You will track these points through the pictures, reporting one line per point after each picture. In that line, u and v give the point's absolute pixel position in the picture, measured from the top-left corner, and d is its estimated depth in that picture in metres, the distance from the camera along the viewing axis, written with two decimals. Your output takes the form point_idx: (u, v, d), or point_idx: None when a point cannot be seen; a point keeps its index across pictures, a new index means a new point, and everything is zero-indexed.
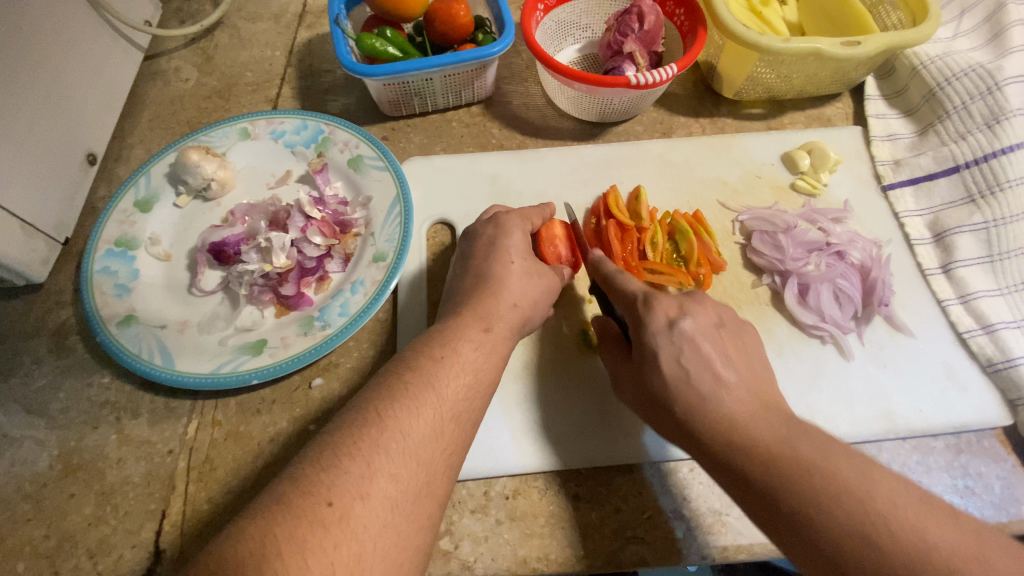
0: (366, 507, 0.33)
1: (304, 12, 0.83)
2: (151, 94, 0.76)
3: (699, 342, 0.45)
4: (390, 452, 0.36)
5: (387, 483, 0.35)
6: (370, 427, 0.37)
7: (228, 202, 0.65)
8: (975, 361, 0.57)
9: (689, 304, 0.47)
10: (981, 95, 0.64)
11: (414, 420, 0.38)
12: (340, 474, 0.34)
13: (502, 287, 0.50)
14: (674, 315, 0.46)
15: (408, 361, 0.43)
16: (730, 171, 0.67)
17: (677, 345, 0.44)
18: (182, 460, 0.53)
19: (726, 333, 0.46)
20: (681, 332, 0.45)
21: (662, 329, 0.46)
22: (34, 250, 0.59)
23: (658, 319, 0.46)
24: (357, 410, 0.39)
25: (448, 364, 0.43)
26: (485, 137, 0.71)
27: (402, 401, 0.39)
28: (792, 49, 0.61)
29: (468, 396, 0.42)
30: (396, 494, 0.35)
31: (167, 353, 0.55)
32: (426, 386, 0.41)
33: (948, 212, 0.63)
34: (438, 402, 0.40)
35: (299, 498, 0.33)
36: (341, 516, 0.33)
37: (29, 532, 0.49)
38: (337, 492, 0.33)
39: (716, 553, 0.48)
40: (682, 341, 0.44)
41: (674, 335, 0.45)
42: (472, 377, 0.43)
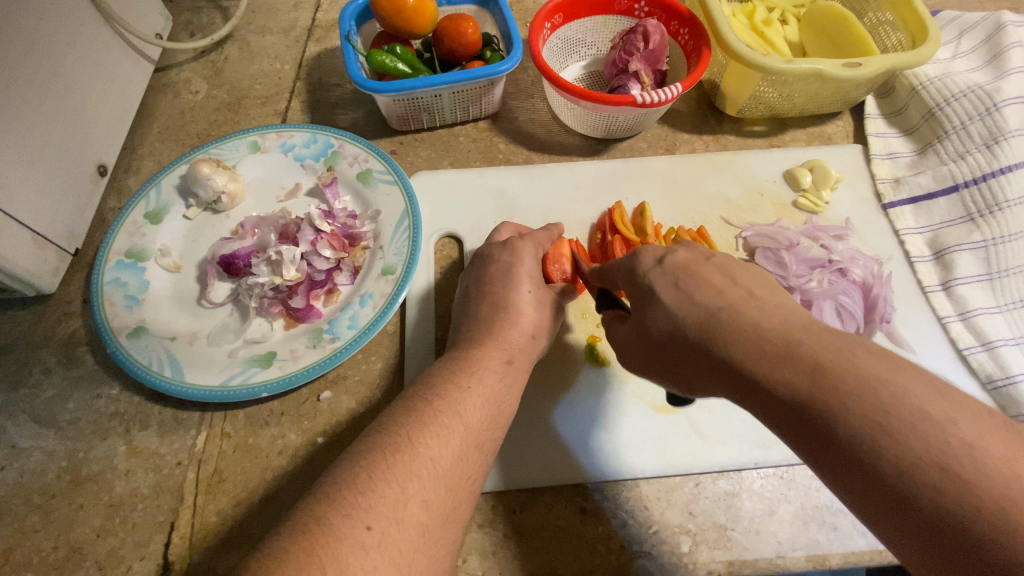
0: (402, 532, 0.34)
1: (313, 26, 0.84)
2: (162, 106, 0.77)
3: (701, 275, 0.41)
4: (423, 477, 0.37)
5: (420, 509, 0.36)
6: (402, 452, 0.38)
7: (237, 214, 0.66)
8: (975, 378, 0.58)
9: None
10: (980, 115, 0.65)
11: (442, 447, 0.39)
12: (377, 499, 0.35)
13: (519, 315, 0.51)
14: (661, 254, 0.44)
15: (436, 388, 0.43)
16: (733, 188, 0.68)
17: (671, 273, 0.42)
18: (191, 472, 0.53)
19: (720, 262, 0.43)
20: (671, 266, 0.43)
21: (652, 266, 0.43)
22: (45, 261, 0.60)
23: (646, 261, 0.44)
24: (386, 433, 0.39)
25: (474, 392, 0.44)
26: (491, 152, 0.73)
27: (431, 426, 0.40)
28: (795, 70, 0.63)
29: (490, 426, 0.43)
30: (426, 520, 0.36)
31: (177, 365, 0.55)
32: (452, 411, 0.42)
33: (948, 230, 0.64)
34: (465, 430, 0.41)
35: (339, 520, 0.33)
36: (380, 539, 0.33)
37: (38, 543, 0.50)
38: (375, 516, 0.34)
39: (722, 568, 0.49)
40: (675, 271, 0.42)
41: (666, 270, 0.43)
42: (494, 407, 0.44)
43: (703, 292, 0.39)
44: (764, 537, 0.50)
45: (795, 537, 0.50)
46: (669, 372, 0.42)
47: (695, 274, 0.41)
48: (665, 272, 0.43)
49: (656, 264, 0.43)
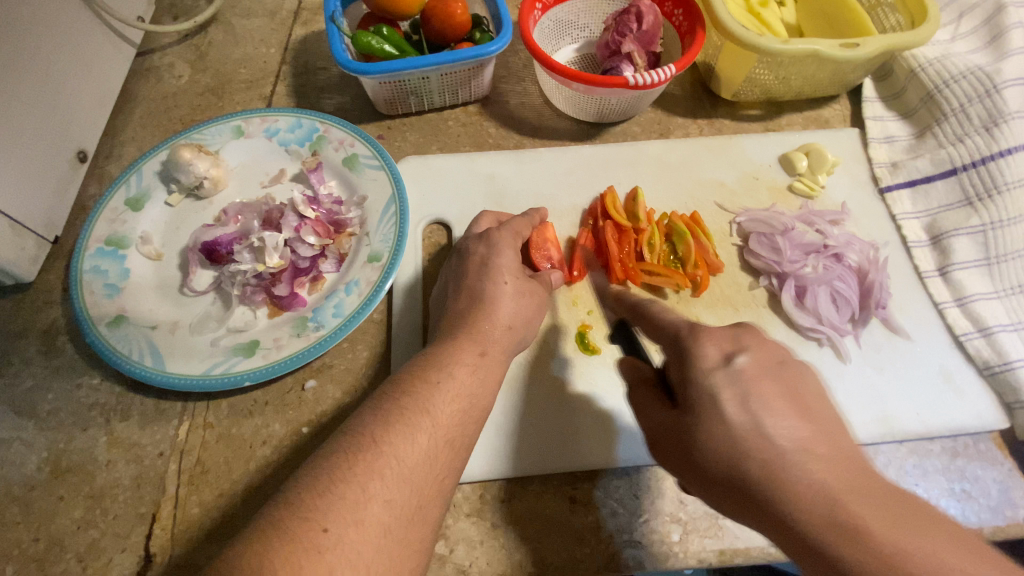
0: (361, 533, 0.33)
1: (299, 9, 0.82)
2: (144, 91, 0.75)
3: (762, 387, 0.37)
4: (385, 477, 0.36)
5: (381, 508, 0.35)
6: (363, 451, 0.37)
7: (221, 201, 0.65)
8: (972, 364, 0.57)
9: None
10: (979, 98, 0.64)
11: (408, 446, 0.38)
12: (336, 501, 0.34)
13: (498, 307, 0.49)
14: (729, 349, 0.39)
15: (414, 385, 0.42)
16: (727, 172, 0.67)
17: (741, 385, 0.37)
18: (173, 463, 0.52)
19: (789, 371, 0.39)
20: (739, 373, 0.37)
21: (716, 366, 0.38)
22: (23, 248, 0.59)
23: (710, 358, 0.38)
24: (351, 433, 0.39)
25: (444, 388, 0.43)
26: (481, 137, 0.71)
27: (396, 425, 0.39)
28: (791, 50, 0.61)
29: (461, 421, 0.42)
30: (389, 520, 0.35)
31: (158, 354, 0.54)
32: (419, 409, 0.40)
33: (946, 214, 0.63)
34: (432, 427, 0.40)
35: (296, 524, 0.32)
36: (337, 542, 0.32)
37: (17, 536, 0.49)
38: (332, 517, 0.33)
39: (713, 557, 0.48)
40: (743, 381, 0.37)
41: (732, 375, 0.37)
42: (464, 402, 0.43)
43: (768, 414, 0.36)
44: None
45: None
46: (711, 497, 0.39)
47: (763, 390, 0.37)
48: (729, 376, 0.38)
49: (721, 364, 0.38)
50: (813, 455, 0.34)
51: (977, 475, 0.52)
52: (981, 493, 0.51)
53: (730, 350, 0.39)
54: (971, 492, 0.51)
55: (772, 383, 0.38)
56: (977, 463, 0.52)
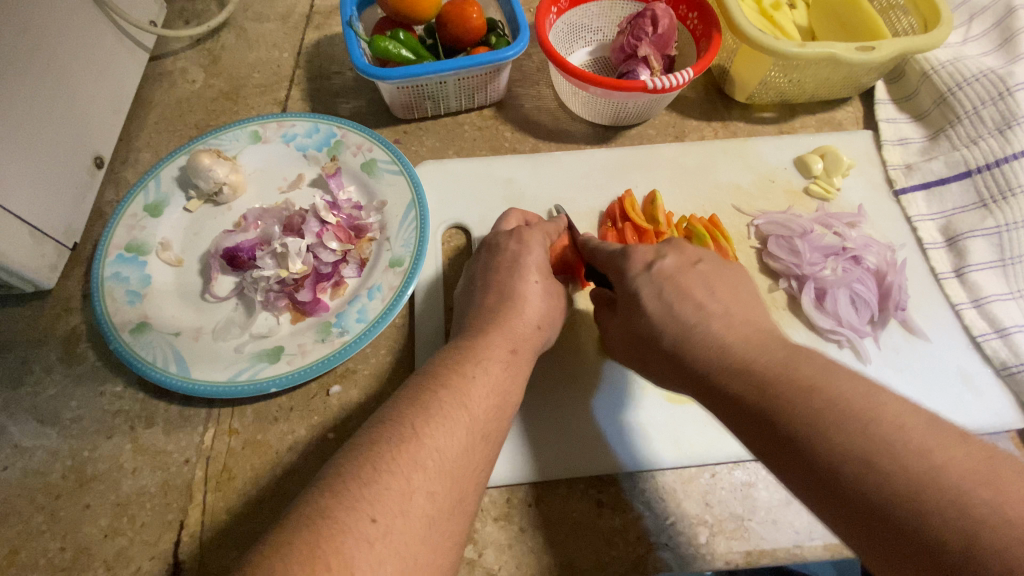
0: (407, 525, 0.34)
1: (312, 13, 0.82)
2: (158, 96, 0.75)
3: (681, 282, 0.45)
4: (428, 469, 0.36)
5: (425, 501, 0.35)
6: (407, 443, 0.37)
7: (239, 206, 0.64)
8: (989, 365, 0.57)
9: (666, 248, 0.48)
10: (992, 100, 0.65)
11: (449, 440, 0.38)
12: (382, 491, 0.34)
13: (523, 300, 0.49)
14: (651, 258, 0.47)
15: (441, 377, 0.42)
16: (743, 175, 0.67)
17: (658, 282, 0.45)
18: (199, 470, 0.52)
19: (706, 268, 0.46)
20: (659, 272, 0.46)
21: (640, 271, 0.47)
22: (43, 256, 0.58)
23: (636, 265, 0.47)
24: (390, 424, 0.38)
25: (479, 381, 0.43)
26: (497, 140, 0.71)
27: (435, 417, 0.39)
28: (807, 54, 0.62)
29: (495, 416, 0.42)
30: (432, 513, 0.35)
31: (182, 361, 0.54)
32: (458, 402, 0.41)
33: (960, 216, 0.63)
34: (471, 423, 0.40)
35: (343, 512, 0.32)
36: (385, 532, 0.33)
37: (45, 544, 0.49)
38: (380, 509, 0.33)
39: (739, 558, 0.48)
40: (661, 278, 0.45)
41: (654, 275, 0.46)
42: (499, 397, 0.43)
43: (679, 299, 0.44)
44: (782, 526, 0.50)
45: (813, 526, 0.49)
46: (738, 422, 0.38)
47: (681, 283, 0.45)
48: (651, 278, 0.46)
49: (645, 269, 0.46)
50: (751, 342, 0.39)
51: None
52: None
53: (652, 258, 0.47)
54: None
55: (691, 280, 0.45)
56: None
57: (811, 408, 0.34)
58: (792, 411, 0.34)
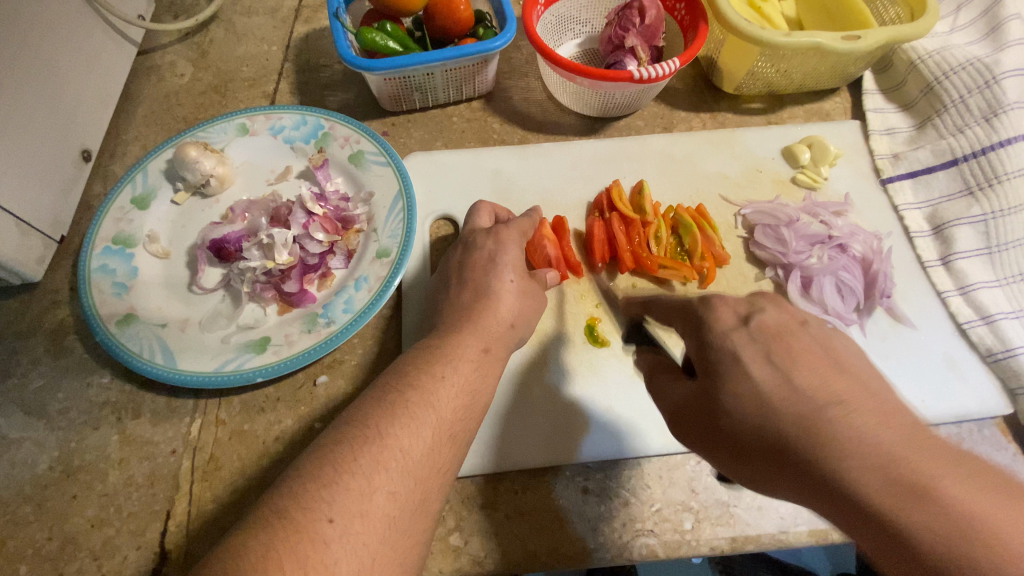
0: (365, 525, 0.34)
1: (300, 6, 0.82)
2: (146, 90, 0.75)
3: (786, 339, 0.37)
4: (390, 469, 0.36)
5: (386, 500, 0.35)
6: (369, 444, 0.37)
7: (227, 199, 0.64)
8: (975, 352, 0.58)
9: (761, 299, 0.41)
10: (978, 89, 0.65)
11: (412, 439, 0.38)
12: (342, 492, 0.34)
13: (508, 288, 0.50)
14: (744, 311, 0.40)
15: (420, 377, 0.42)
16: (731, 165, 0.67)
17: (761, 340, 0.37)
18: (186, 460, 0.52)
19: (815, 329, 0.39)
20: (759, 329, 0.38)
21: (734, 327, 0.39)
22: (30, 248, 0.58)
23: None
24: (353, 424, 0.39)
25: (448, 382, 0.43)
26: (485, 132, 0.71)
27: (401, 417, 0.39)
28: (793, 43, 0.62)
29: (464, 416, 0.42)
30: (394, 512, 0.35)
31: (169, 352, 0.54)
32: (424, 403, 0.41)
33: (947, 204, 0.63)
34: (437, 422, 0.40)
35: (299, 513, 0.33)
36: (341, 534, 0.33)
37: (31, 535, 0.49)
38: (337, 509, 0.33)
39: (724, 544, 0.49)
40: (764, 336, 0.37)
41: (752, 331, 0.38)
42: (468, 398, 0.43)
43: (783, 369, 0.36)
44: (767, 512, 0.50)
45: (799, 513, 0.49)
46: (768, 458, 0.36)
47: (782, 348, 0.37)
48: (750, 333, 0.38)
49: (741, 324, 0.39)
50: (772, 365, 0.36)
51: None
52: None
53: (747, 311, 0.40)
54: None
55: (798, 339, 0.38)
56: (982, 448, 0.53)
57: (833, 449, 0.32)
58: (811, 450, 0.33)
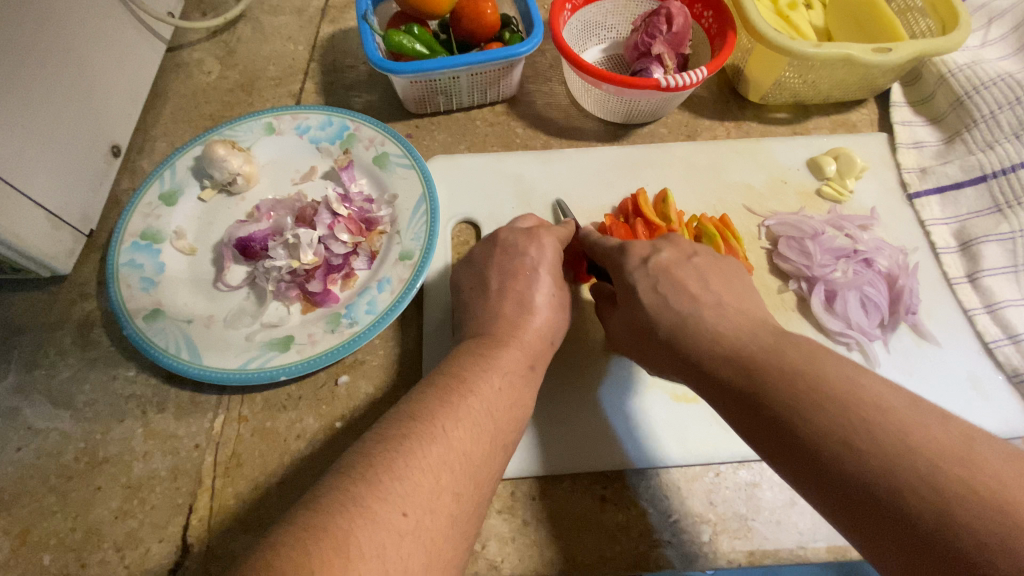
0: (434, 521, 0.34)
1: (327, 7, 0.82)
2: (174, 87, 0.76)
3: (675, 275, 0.46)
4: (455, 470, 0.37)
5: (451, 500, 0.36)
6: (435, 442, 0.37)
7: (252, 197, 0.65)
8: (1002, 371, 0.57)
9: (662, 243, 0.50)
10: (1009, 104, 0.64)
11: (474, 443, 0.39)
12: (413, 486, 0.35)
13: (532, 294, 0.50)
14: (647, 253, 0.48)
15: (470, 384, 0.42)
16: (756, 176, 0.67)
17: (653, 276, 0.46)
18: (209, 455, 0.53)
19: (702, 260, 0.48)
20: (654, 266, 0.47)
21: (637, 266, 0.48)
22: (60, 241, 0.59)
23: (633, 260, 0.48)
24: (419, 420, 0.39)
25: (503, 392, 0.43)
26: (509, 136, 0.71)
27: (464, 420, 0.40)
28: (823, 54, 0.61)
29: (513, 426, 0.43)
30: (455, 512, 0.36)
31: (194, 348, 0.55)
32: (484, 408, 0.41)
33: (975, 220, 0.63)
34: (495, 428, 0.41)
35: (377, 504, 0.33)
36: (414, 526, 0.33)
37: (56, 524, 0.50)
38: (411, 502, 0.34)
39: (743, 558, 0.48)
40: (657, 272, 0.46)
41: (649, 269, 0.47)
42: (517, 407, 0.44)
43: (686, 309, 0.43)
44: (786, 527, 0.49)
45: (817, 528, 0.49)
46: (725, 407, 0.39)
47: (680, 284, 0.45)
48: (647, 272, 0.47)
49: (641, 264, 0.48)
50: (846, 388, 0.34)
51: None
52: None
53: (648, 253, 0.48)
54: None
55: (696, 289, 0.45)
56: None
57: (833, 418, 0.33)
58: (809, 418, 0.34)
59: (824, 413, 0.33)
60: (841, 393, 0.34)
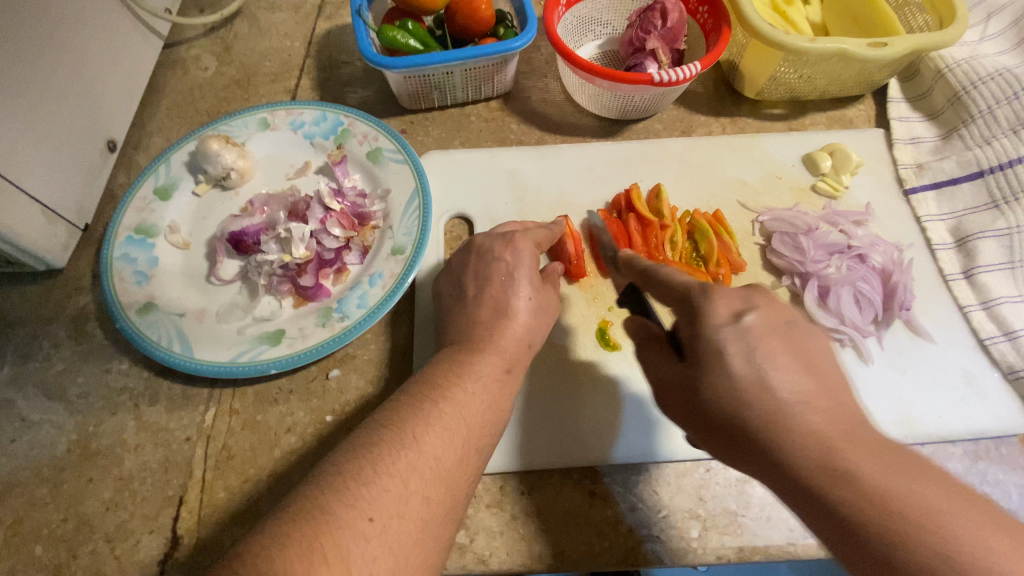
0: (402, 526, 0.34)
1: (323, 3, 0.82)
2: (171, 82, 0.76)
3: (767, 340, 0.36)
4: (425, 474, 0.37)
5: (421, 504, 0.36)
6: (403, 447, 0.37)
7: (246, 192, 0.65)
8: (997, 368, 0.56)
9: (753, 294, 0.39)
10: (1007, 100, 0.63)
11: (446, 448, 0.39)
12: (380, 492, 0.35)
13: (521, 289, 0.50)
14: (738, 307, 0.38)
15: (443, 390, 0.42)
16: (751, 171, 0.67)
17: (745, 338, 0.36)
18: (200, 448, 0.53)
19: (798, 330, 0.37)
20: (748, 329, 0.36)
21: (725, 323, 0.37)
22: (55, 235, 0.60)
23: (719, 313, 0.37)
24: (387, 426, 0.39)
25: (477, 396, 0.43)
26: (503, 132, 0.71)
27: (435, 424, 0.39)
28: (818, 49, 0.61)
29: (489, 428, 0.43)
30: (426, 516, 0.36)
31: (186, 341, 0.55)
32: (457, 413, 0.41)
33: (972, 217, 0.62)
34: (468, 432, 0.41)
35: (343, 510, 0.33)
36: (381, 531, 0.33)
37: (47, 516, 0.50)
38: (378, 507, 0.34)
39: (732, 554, 0.48)
40: (751, 335, 0.36)
41: (741, 330, 0.36)
42: (493, 407, 0.44)
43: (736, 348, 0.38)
44: (776, 523, 0.49)
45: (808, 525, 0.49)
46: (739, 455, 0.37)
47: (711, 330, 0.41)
48: (737, 332, 0.36)
49: (731, 321, 0.37)
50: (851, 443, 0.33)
51: (998, 479, 0.52)
52: (1002, 496, 0.50)
53: (741, 307, 0.37)
54: (991, 495, 0.51)
55: None
56: (999, 467, 0.52)
57: (901, 518, 0.30)
58: (871, 507, 0.31)
59: (835, 476, 0.32)
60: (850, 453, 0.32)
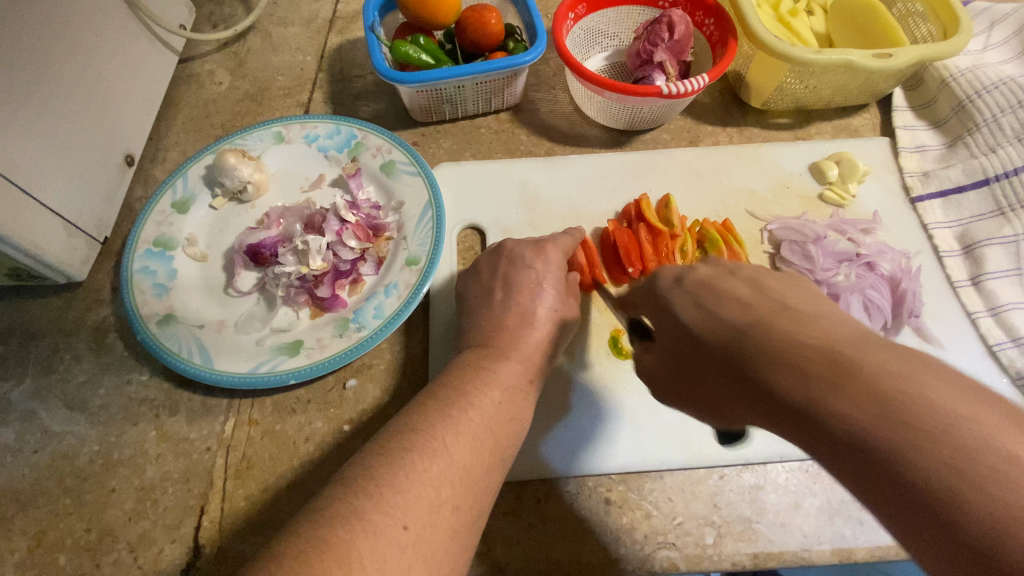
0: (433, 535, 0.35)
1: (334, 18, 0.84)
2: (186, 97, 0.77)
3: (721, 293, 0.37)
4: (455, 484, 0.38)
5: (451, 513, 0.37)
6: (433, 456, 0.38)
7: (262, 204, 0.67)
8: (1006, 374, 0.57)
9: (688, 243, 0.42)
10: (1010, 109, 0.65)
11: (474, 457, 0.40)
12: (412, 499, 0.35)
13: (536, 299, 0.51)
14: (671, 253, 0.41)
15: (470, 397, 0.43)
16: (759, 180, 0.68)
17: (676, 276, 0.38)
18: (220, 458, 0.54)
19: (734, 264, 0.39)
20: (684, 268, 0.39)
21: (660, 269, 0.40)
22: (76, 249, 0.61)
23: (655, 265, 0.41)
24: (414, 433, 0.39)
25: (503, 406, 0.44)
26: (513, 143, 0.72)
27: (463, 434, 0.40)
28: (824, 60, 0.62)
29: (511, 439, 0.44)
30: (455, 525, 0.37)
31: (206, 352, 0.56)
32: (484, 423, 0.42)
33: (979, 224, 0.63)
34: (494, 443, 0.42)
35: (378, 517, 0.34)
36: (414, 539, 0.34)
37: (70, 526, 0.51)
38: (411, 516, 0.35)
39: (747, 560, 0.49)
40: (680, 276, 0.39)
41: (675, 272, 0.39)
42: (514, 417, 0.44)
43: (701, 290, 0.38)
44: (790, 529, 0.50)
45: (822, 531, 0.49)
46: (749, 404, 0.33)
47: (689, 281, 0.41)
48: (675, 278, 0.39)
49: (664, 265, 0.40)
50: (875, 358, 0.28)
51: None
52: None
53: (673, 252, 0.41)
54: None
55: None
56: None
57: (925, 437, 0.24)
58: (893, 432, 0.25)
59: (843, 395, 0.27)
60: (868, 369, 0.27)
